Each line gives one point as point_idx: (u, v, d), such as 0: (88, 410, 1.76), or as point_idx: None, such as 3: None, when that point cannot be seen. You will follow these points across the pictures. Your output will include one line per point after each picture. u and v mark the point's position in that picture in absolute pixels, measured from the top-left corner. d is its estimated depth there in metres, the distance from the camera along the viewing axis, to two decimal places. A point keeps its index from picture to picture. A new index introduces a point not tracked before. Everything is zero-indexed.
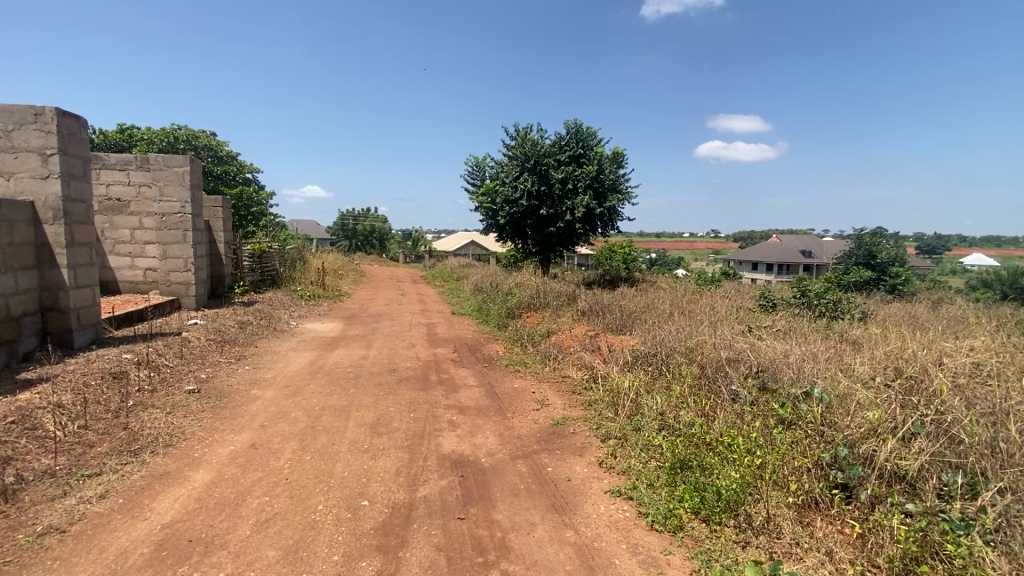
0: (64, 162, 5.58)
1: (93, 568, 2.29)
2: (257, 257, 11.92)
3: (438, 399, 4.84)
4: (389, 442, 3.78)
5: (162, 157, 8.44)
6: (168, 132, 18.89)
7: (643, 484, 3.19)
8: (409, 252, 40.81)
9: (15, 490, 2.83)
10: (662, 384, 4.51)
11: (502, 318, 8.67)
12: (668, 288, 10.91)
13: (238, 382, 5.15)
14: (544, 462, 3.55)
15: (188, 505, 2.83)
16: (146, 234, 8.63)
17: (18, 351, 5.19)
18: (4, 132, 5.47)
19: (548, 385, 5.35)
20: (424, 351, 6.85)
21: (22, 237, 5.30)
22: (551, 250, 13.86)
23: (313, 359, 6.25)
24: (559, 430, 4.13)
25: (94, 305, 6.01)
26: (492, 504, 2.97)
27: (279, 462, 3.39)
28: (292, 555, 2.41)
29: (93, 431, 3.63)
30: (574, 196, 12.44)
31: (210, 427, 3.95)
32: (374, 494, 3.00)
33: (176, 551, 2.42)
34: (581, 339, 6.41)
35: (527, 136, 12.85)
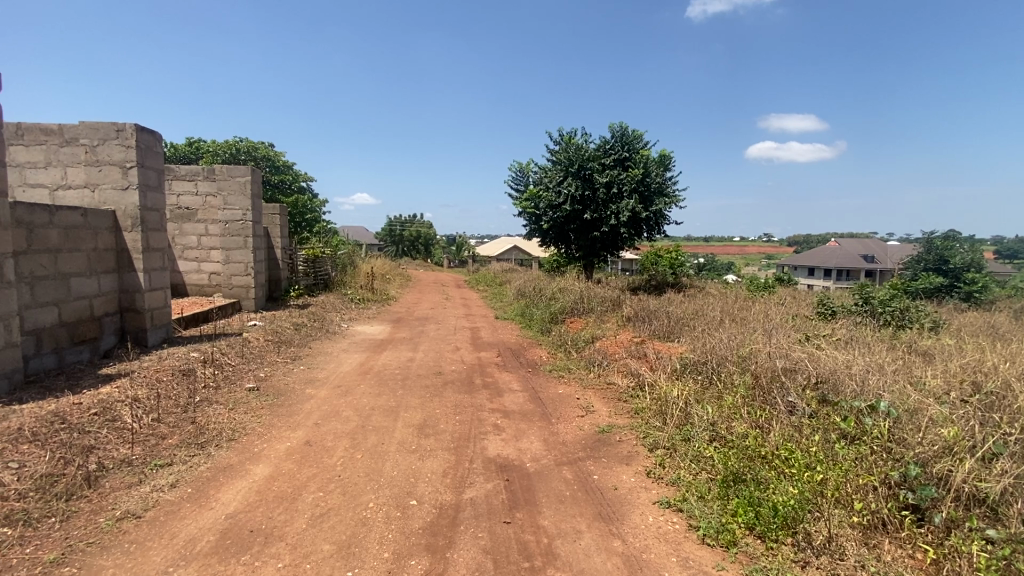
0: (141, 174, 6.04)
1: (165, 552, 2.45)
2: (311, 262, 12.47)
3: (483, 403, 4.88)
4: (436, 443, 3.85)
5: (226, 167, 8.97)
6: (231, 145, 20.14)
7: (694, 496, 3.09)
8: (454, 256, 41.55)
9: (97, 477, 3.07)
10: (713, 394, 4.35)
11: (545, 323, 8.63)
12: (718, 294, 10.58)
13: (294, 381, 5.39)
14: (590, 470, 3.51)
15: (249, 497, 2.97)
16: (211, 240, 9.19)
17: (99, 349, 5.65)
18: (90, 147, 5.98)
19: (594, 392, 5.27)
20: (468, 355, 6.92)
21: (104, 244, 5.77)
22: (595, 255, 13.68)
23: (363, 361, 6.46)
24: (605, 438, 4.07)
25: (165, 307, 6.44)
26: (538, 510, 2.95)
27: (332, 459, 3.51)
28: (345, 550, 2.48)
29: (165, 424, 3.90)
30: (619, 200, 12.28)
31: (269, 423, 4.14)
32: (422, 494, 3.05)
33: (239, 541, 2.55)
34: (626, 346, 6.29)
35: (571, 140, 12.83)
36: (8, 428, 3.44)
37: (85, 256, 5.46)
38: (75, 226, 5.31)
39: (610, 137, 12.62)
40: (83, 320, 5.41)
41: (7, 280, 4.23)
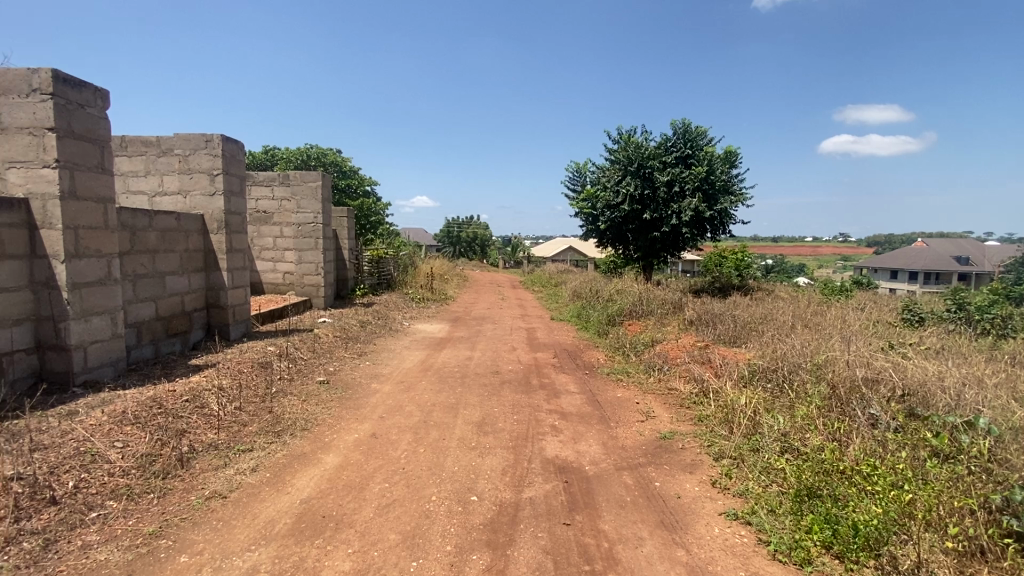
0: (226, 181, 6.54)
1: (248, 531, 2.63)
2: (374, 262, 13.01)
3: (541, 403, 4.88)
4: (496, 441, 3.90)
5: (299, 173, 9.53)
6: (303, 152, 21.37)
7: (764, 510, 2.93)
8: (509, 258, 41.96)
9: (189, 458, 3.36)
10: (785, 403, 4.12)
11: (602, 325, 8.48)
12: (789, 297, 10.00)
13: (360, 375, 5.64)
14: (652, 476, 3.42)
15: (321, 484, 3.15)
16: (286, 242, 9.78)
17: (189, 341, 6.17)
18: (183, 157, 6.56)
19: (654, 397, 5.13)
20: (525, 355, 6.95)
21: (194, 245, 6.29)
22: (654, 256, 13.30)
23: (424, 358, 6.65)
24: (666, 445, 3.96)
25: (245, 303, 6.93)
26: (598, 513, 2.91)
27: (397, 452, 3.65)
28: (410, 540, 2.57)
29: (246, 412, 4.19)
30: (681, 199, 11.91)
31: (337, 415, 4.36)
32: (482, 491, 3.10)
33: (313, 525, 2.70)
34: (688, 351, 6.07)
35: (630, 138, 12.57)
36: (114, 411, 3.84)
37: (177, 256, 5.97)
38: (169, 229, 5.82)
39: (672, 134, 12.28)
40: (176, 314, 5.92)
41: (113, 278, 4.71)
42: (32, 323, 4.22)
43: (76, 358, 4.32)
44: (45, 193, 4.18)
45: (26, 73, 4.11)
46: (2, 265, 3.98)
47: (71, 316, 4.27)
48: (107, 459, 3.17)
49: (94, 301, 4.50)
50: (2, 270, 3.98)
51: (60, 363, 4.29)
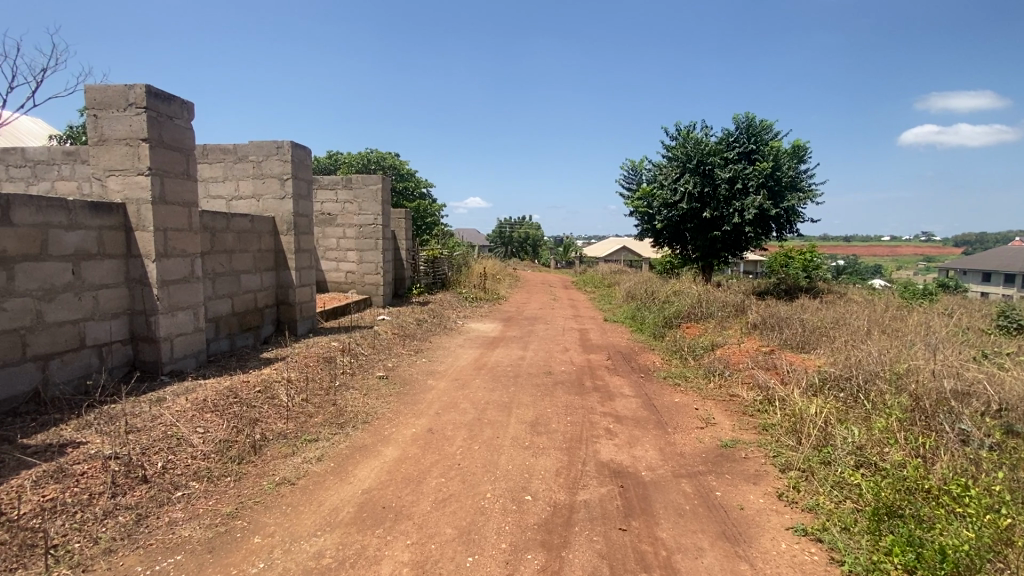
0: (295, 185, 6.92)
1: (314, 517, 2.77)
2: (430, 262, 13.34)
3: (595, 405, 4.82)
4: (549, 442, 3.89)
5: (361, 177, 9.93)
6: (363, 156, 22.29)
7: (837, 527, 2.75)
8: (561, 258, 41.81)
9: (261, 445, 3.58)
10: (859, 414, 3.85)
11: (659, 326, 8.25)
12: (865, 301, 9.30)
13: (417, 372, 5.80)
14: (712, 485, 3.29)
15: (381, 476, 3.26)
16: (348, 242, 10.21)
17: (261, 335, 6.58)
18: (256, 163, 7.00)
19: (714, 403, 4.93)
20: (578, 356, 6.89)
21: (266, 245, 6.69)
22: (714, 256, 12.81)
23: (478, 357, 6.74)
24: (728, 453, 3.80)
25: (311, 301, 7.31)
26: (655, 520, 2.84)
27: (452, 448, 3.72)
28: (465, 535, 2.61)
29: (312, 404, 4.42)
30: (744, 197, 11.39)
31: (396, 410, 4.51)
32: (536, 491, 3.10)
33: (373, 515, 2.80)
34: (752, 356, 5.79)
35: (689, 133, 12.15)
36: (196, 399, 4.15)
37: (251, 256, 6.38)
38: (244, 230, 6.23)
39: (734, 129, 11.78)
40: (249, 310, 6.34)
41: (195, 276, 5.10)
42: (127, 317, 4.65)
43: (164, 349, 4.72)
44: (139, 198, 4.59)
45: (123, 89, 4.53)
46: (103, 264, 4.41)
47: (161, 310, 4.67)
48: (190, 443, 3.44)
49: (180, 297, 4.89)
50: (103, 268, 4.40)
51: (150, 353, 4.71)
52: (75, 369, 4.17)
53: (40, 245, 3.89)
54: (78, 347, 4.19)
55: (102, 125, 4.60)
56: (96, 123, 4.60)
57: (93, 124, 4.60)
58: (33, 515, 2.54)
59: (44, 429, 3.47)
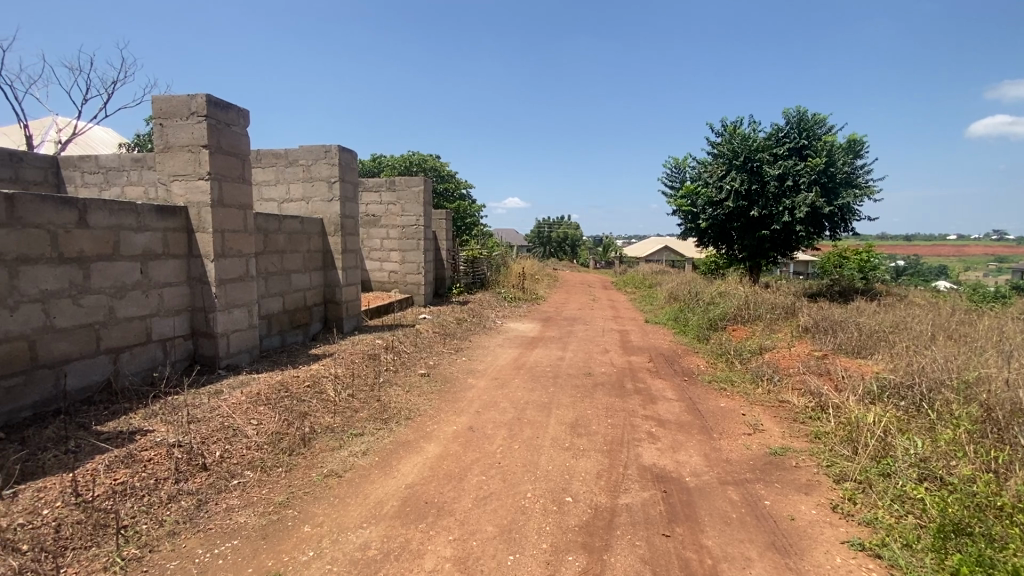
0: (342, 187, 7.16)
1: (360, 509, 2.86)
2: (470, 263, 13.49)
3: (636, 408, 4.74)
4: (590, 443, 3.86)
5: (404, 179, 10.15)
6: (405, 159, 22.78)
7: (898, 543, 2.60)
8: (601, 258, 41.33)
9: (310, 438, 3.73)
10: (922, 424, 3.63)
11: (703, 329, 8.02)
12: (928, 304, 8.70)
13: (457, 370, 5.88)
14: (761, 494, 3.17)
15: (423, 471, 3.33)
16: (391, 243, 10.46)
17: (309, 332, 6.83)
18: (306, 167, 7.28)
19: (762, 409, 4.75)
20: (619, 358, 6.79)
21: (315, 245, 6.94)
22: (762, 256, 12.36)
23: (517, 356, 6.76)
24: (777, 461, 3.66)
25: (356, 299, 7.54)
26: (700, 527, 2.77)
27: (493, 446, 3.75)
28: (506, 534, 2.63)
29: (357, 399, 4.56)
30: (795, 194, 10.92)
31: (437, 407, 4.59)
32: (577, 492, 3.08)
33: (416, 510, 2.86)
34: (803, 360, 5.55)
35: (736, 129, 11.76)
36: (251, 392, 4.36)
37: (301, 256, 6.64)
38: (295, 231, 6.49)
39: (784, 124, 11.32)
40: (299, 308, 6.59)
41: (250, 275, 5.35)
42: (188, 313, 4.93)
43: (221, 344, 4.99)
44: (200, 202, 4.86)
45: (186, 99, 4.81)
46: (167, 264, 4.70)
47: (218, 308, 4.94)
48: (246, 434, 3.62)
49: (236, 295, 5.15)
50: (167, 268, 4.69)
51: (209, 348, 4.98)
52: (142, 362, 4.46)
53: (112, 246, 4.18)
54: (145, 341, 4.48)
55: (167, 133, 4.90)
56: (162, 131, 4.91)
57: (160, 132, 4.92)
58: (106, 497, 2.74)
59: (115, 417, 3.73)
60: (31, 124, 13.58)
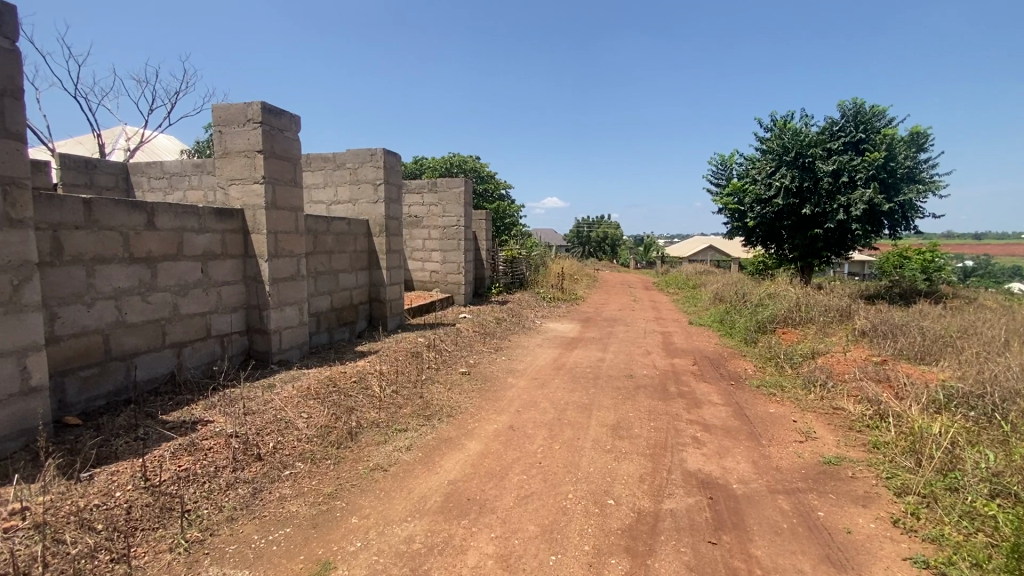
0: (387, 189, 7.35)
1: (404, 503, 2.93)
2: (509, 263, 13.55)
3: (680, 412, 4.64)
4: (632, 447, 3.80)
5: (446, 180, 10.31)
6: (446, 160, 23.13)
7: (967, 562, 2.42)
8: (641, 258, 40.62)
9: (356, 432, 3.85)
10: (995, 437, 3.37)
11: (750, 331, 7.74)
12: (1002, 308, 8.08)
13: (498, 369, 5.92)
14: (814, 504, 3.04)
15: (466, 468, 3.37)
16: (433, 243, 10.64)
17: (355, 330, 7.05)
18: (353, 170, 7.51)
19: (815, 416, 4.54)
20: (662, 360, 6.65)
21: (361, 246, 7.14)
22: (814, 256, 11.82)
23: (557, 357, 6.74)
24: (832, 471, 3.49)
25: (400, 298, 7.71)
26: (749, 537, 2.68)
27: (534, 446, 3.75)
28: (548, 534, 2.63)
29: (401, 395, 4.67)
30: (851, 190, 10.37)
31: (478, 405, 4.64)
32: (620, 495, 3.04)
33: (459, 506, 2.90)
34: (860, 366, 5.28)
35: (786, 124, 11.30)
36: (301, 387, 4.55)
37: (348, 256, 6.86)
38: (342, 232, 6.70)
39: (839, 117, 10.80)
40: (345, 306, 6.81)
41: (300, 274, 5.57)
42: (244, 310, 5.19)
43: (274, 340, 5.22)
44: (255, 205, 5.10)
45: (243, 106, 5.06)
46: (226, 264, 4.96)
47: (271, 305, 5.17)
48: (297, 426, 3.77)
49: (287, 294, 5.37)
50: (225, 267, 4.95)
51: (263, 344, 5.23)
52: (203, 356, 4.73)
53: (176, 247, 4.45)
54: (205, 337, 4.75)
55: (226, 139, 5.16)
56: (222, 138, 5.19)
57: (219, 139, 5.19)
58: (171, 482, 2.92)
59: (179, 407, 3.97)
60: (102, 133, 14.51)
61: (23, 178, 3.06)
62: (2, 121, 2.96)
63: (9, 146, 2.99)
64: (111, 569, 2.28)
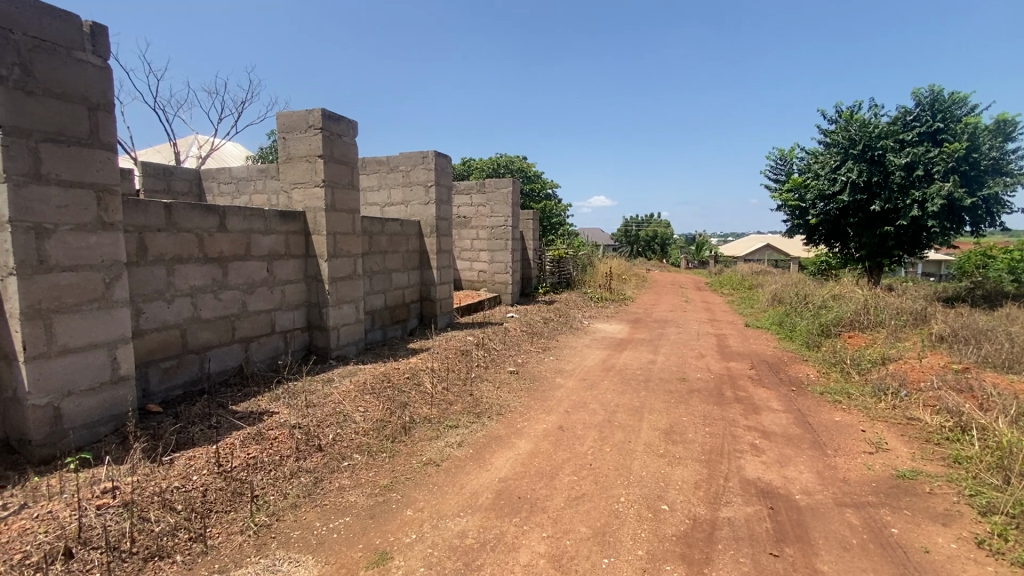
0: (437, 191, 7.52)
1: (457, 498, 2.99)
2: (556, 262, 13.51)
3: (737, 418, 4.47)
4: (686, 452, 3.70)
5: (494, 181, 10.41)
6: (494, 160, 23.33)
7: None
8: (693, 257, 39.42)
9: (410, 427, 3.96)
10: None
11: (813, 334, 7.34)
12: None
13: (546, 369, 5.92)
14: (886, 520, 2.85)
15: (516, 467, 3.40)
16: (480, 243, 10.76)
17: (407, 328, 7.24)
18: (406, 172, 7.73)
19: (886, 426, 4.25)
20: (716, 364, 6.44)
21: (413, 246, 7.32)
22: (884, 255, 11.07)
23: (606, 358, 6.66)
24: (906, 485, 3.26)
25: (449, 297, 7.86)
26: (814, 551, 2.55)
27: (584, 447, 3.73)
28: (600, 537, 2.60)
29: (452, 392, 4.76)
30: (927, 184, 9.64)
31: (527, 404, 4.66)
32: (674, 501, 2.97)
33: (510, 504, 2.92)
34: (937, 374, 4.90)
35: (853, 115, 10.66)
36: (358, 381, 4.72)
37: (401, 255, 7.05)
38: (395, 233, 6.91)
39: (913, 106, 10.08)
40: (398, 304, 7.01)
41: (357, 273, 5.78)
42: (305, 308, 5.45)
43: (333, 336, 5.45)
44: (316, 207, 5.34)
45: (305, 113, 5.31)
46: (289, 263, 5.23)
47: (330, 303, 5.40)
48: (355, 420, 3.93)
49: (345, 292, 5.60)
50: (289, 267, 5.22)
51: (322, 339, 5.47)
52: (268, 350, 5.01)
53: (245, 247, 4.73)
54: (270, 332, 5.02)
55: (289, 145, 5.44)
56: (285, 144, 5.47)
57: (283, 145, 5.48)
58: (242, 468, 3.11)
59: (247, 398, 4.23)
60: (178, 141, 15.56)
61: (113, 185, 3.34)
62: (97, 133, 3.25)
63: (102, 156, 3.28)
64: (190, 547, 2.46)
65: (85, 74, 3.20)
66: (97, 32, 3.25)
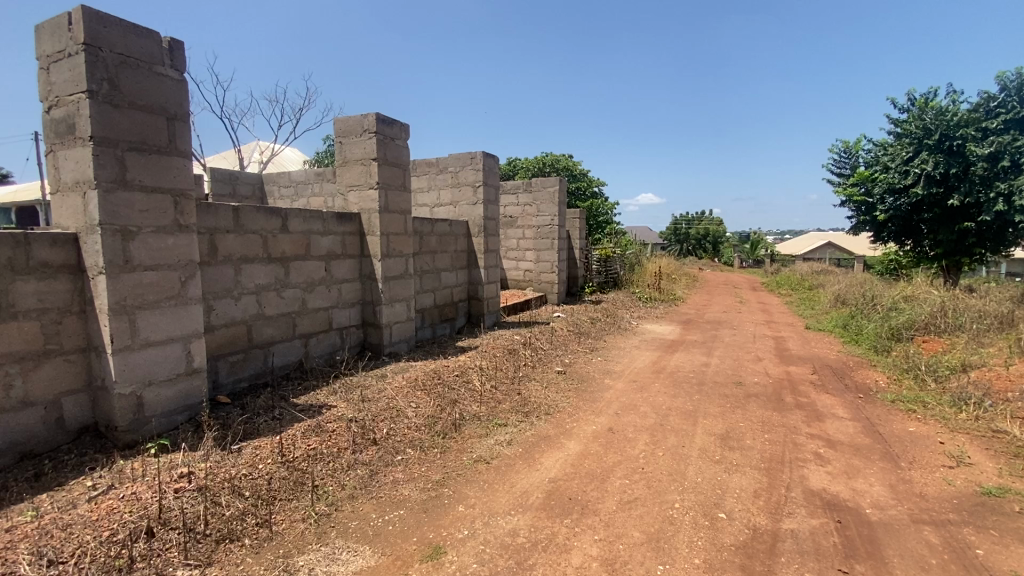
0: (485, 191, 7.60)
1: (508, 497, 3.00)
2: (603, 262, 13.33)
3: (798, 425, 4.26)
4: (744, 459, 3.56)
5: (540, 180, 10.39)
6: (540, 159, 23.32)
7: None
8: (748, 255, 37.86)
9: (460, 424, 4.01)
10: None
11: (882, 338, 6.88)
12: None
13: (594, 369, 5.86)
14: (970, 540, 2.63)
15: (566, 468, 3.38)
16: (527, 243, 10.78)
17: (455, 326, 7.35)
18: (455, 173, 7.85)
19: (968, 438, 3.92)
20: (774, 367, 6.16)
21: (461, 245, 7.42)
22: (964, 253, 10.21)
23: (656, 359, 6.51)
24: (993, 503, 3.00)
25: (496, 296, 7.92)
26: (887, 569, 2.39)
27: (635, 451, 3.66)
28: (654, 543, 2.55)
29: (500, 391, 4.80)
30: (1014, 176, 8.78)
31: (576, 405, 4.62)
32: (732, 510, 2.87)
33: (561, 505, 2.91)
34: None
35: (928, 103, 9.93)
36: (409, 378, 4.84)
37: (450, 255, 7.16)
38: (445, 233, 7.03)
39: (998, 91, 9.28)
40: (447, 303, 7.13)
41: (408, 272, 5.93)
42: (360, 306, 5.64)
43: (385, 334, 5.61)
44: (370, 208, 5.52)
45: (360, 118, 5.49)
46: (345, 263, 5.42)
47: (383, 302, 5.56)
48: (407, 415, 4.03)
49: (397, 291, 5.75)
50: (344, 266, 5.42)
51: (375, 336, 5.65)
52: (325, 346, 5.22)
53: (305, 247, 4.94)
54: (327, 329, 5.23)
55: (345, 149, 5.64)
56: (342, 148, 5.68)
57: (340, 149, 5.69)
58: (303, 458, 3.26)
59: (306, 392, 4.42)
60: (243, 149, 16.59)
61: (188, 190, 3.58)
62: (174, 141, 3.50)
63: (178, 163, 3.52)
64: (257, 532, 2.60)
65: (164, 87, 3.44)
66: (174, 47, 3.48)
